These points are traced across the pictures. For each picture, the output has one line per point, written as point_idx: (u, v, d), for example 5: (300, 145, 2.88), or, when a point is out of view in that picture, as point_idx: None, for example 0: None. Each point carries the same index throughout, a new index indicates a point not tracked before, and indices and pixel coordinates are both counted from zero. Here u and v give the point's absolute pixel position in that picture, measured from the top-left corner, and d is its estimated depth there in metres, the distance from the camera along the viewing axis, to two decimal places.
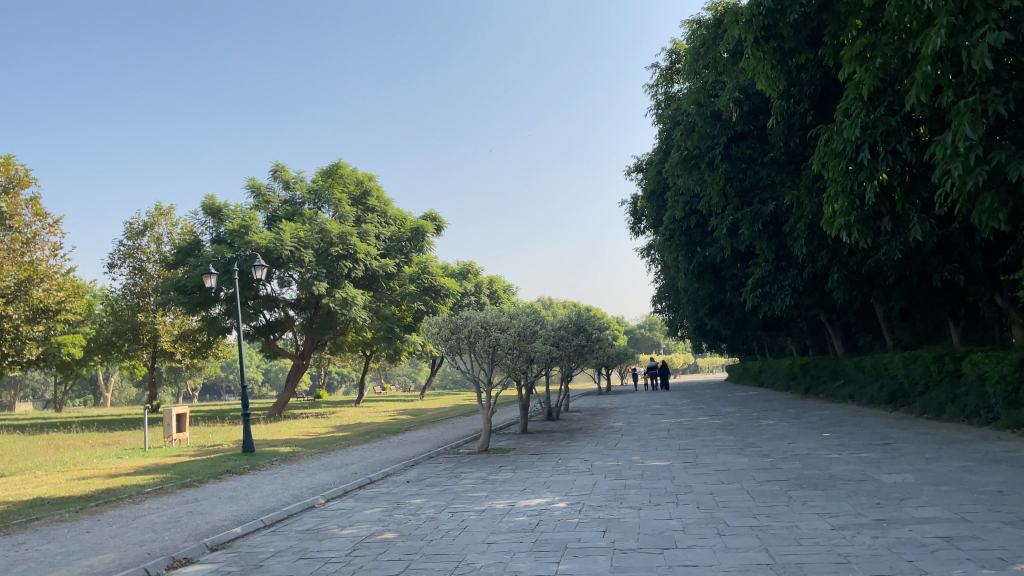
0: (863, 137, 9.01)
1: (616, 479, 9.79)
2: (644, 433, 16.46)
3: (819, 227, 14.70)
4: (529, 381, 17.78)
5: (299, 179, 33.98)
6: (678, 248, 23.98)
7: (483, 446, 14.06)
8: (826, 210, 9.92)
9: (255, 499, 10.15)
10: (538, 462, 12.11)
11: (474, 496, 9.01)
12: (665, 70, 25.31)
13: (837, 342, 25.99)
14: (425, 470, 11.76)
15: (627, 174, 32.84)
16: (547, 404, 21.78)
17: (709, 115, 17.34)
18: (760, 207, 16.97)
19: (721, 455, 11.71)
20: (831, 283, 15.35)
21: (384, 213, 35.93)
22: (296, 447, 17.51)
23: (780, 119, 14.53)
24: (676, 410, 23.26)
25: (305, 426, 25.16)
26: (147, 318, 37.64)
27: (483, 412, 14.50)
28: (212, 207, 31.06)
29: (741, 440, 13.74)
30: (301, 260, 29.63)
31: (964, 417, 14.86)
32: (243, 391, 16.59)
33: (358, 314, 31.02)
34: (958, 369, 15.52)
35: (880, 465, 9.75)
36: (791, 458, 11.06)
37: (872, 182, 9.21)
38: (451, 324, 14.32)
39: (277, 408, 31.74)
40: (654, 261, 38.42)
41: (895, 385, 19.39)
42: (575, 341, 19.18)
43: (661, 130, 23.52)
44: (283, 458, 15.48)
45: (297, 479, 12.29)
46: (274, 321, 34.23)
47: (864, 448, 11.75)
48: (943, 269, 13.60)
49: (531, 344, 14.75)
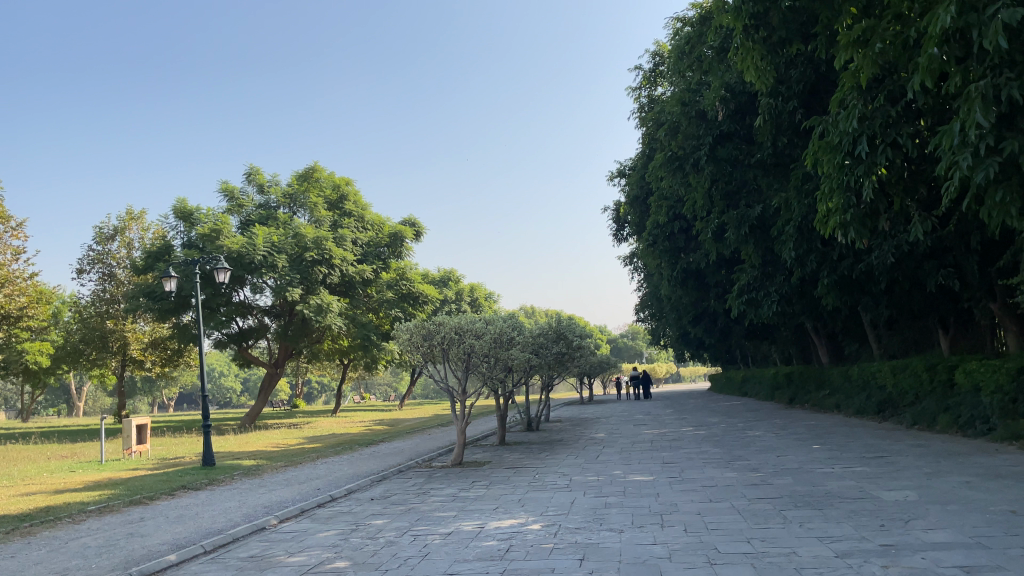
0: (861, 129, 8.39)
1: (596, 496, 9.08)
2: (626, 445, 15.75)
3: (808, 230, 14.12)
4: (507, 391, 17.02)
5: (274, 183, 33.06)
6: (661, 254, 23.30)
7: (456, 459, 13.26)
8: (821, 207, 9.28)
9: (205, 520, 9.33)
10: (513, 476, 11.37)
11: (440, 517, 8.27)
12: (648, 73, 24.74)
13: (823, 351, 25.50)
14: (392, 485, 10.98)
15: (610, 180, 32.29)
16: (526, 414, 21.00)
17: (693, 115, 16.71)
18: (746, 210, 16.39)
19: (707, 469, 11.03)
20: (820, 288, 14.75)
21: (362, 218, 35.08)
22: (261, 460, 16.68)
23: (767, 118, 13.94)
24: (659, 420, 22.62)
25: (276, 436, 24.29)
26: (116, 325, 36.51)
27: (456, 423, 13.71)
28: (183, 212, 30.10)
29: (728, 453, 13.06)
30: (275, 266, 28.69)
31: (957, 428, 14.28)
32: (205, 401, 15.70)
33: (334, 322, 30.12)
34: (951, 378, 14.98)
35: (879, 481, 9.11)
36: (783, 473, 10.39)
37: (870, 176, 8.60)
38: (423, 329, 13.53)
39: (250, 418, 30.71)
40: (637, 269, 37.97)
41: (883, 395, 18.85)
42: (555, 348, 18.46)
43: (644, 133, 22.94)
44: (244, 472, 14.62)
45: (255, 495, 11.46)
46: (248, 328, 33.19)
47: (859, 462, 11.12)
48: (938, 274, 13.09)
49: (507, 351, 14.07)
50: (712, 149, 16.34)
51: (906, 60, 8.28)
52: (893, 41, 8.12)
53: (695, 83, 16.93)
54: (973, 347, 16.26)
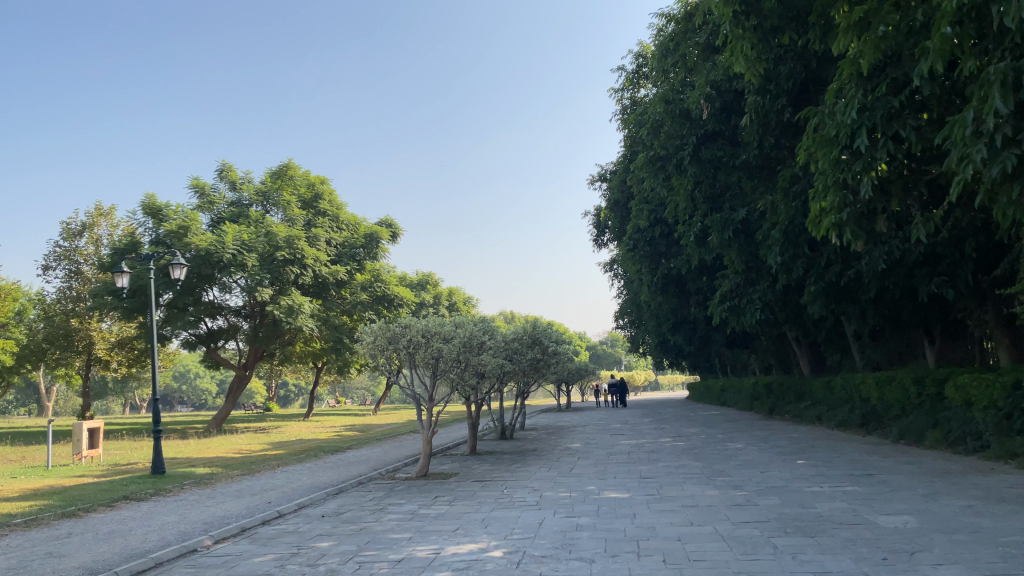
0: (861, 120, 7.73)
1: (567, 517, 8.30)
2: (602, 457, 14.99)
3: (796, 234, 13.49)
4: (478, 398, 16.21)
5: (246, 179, 32.14)
6: (642, 259, 22.63)
7: (422, 470, 12.45)
8: (814, 206, 8.64)
9: (136, 538, 8.44)
10: (480, 491, 10.56)
11: (394, 539, 7.45)
12: (631, 73, 24.09)
13: (805, 361, 24.99)
14: (348, 500, 10.15)
15: (592, 183, 31.67)
16: (500, 422, 20.22)
17: (677, 113, 15.97)
18: (730, 213, 15.74)
19: (687, 486, 10.30)
20: (807, 296, 14.11)
21: (336, 217, 34.10)
22: (217, 467, 15.75)
23: (755, 116, 13.31)
24: (636, 431, 21.90)
25: (240, 442, 23.33)
26: (81, 323, 35.29)
27: (422, 432, 12.84)
28: (151, 207, 28.93)
29: (710, 468, 12.34)
30: (244, 264, 27.72)
31: (947, 445, 13.67)
32: (156, 403, 14.77)
33: (305, 323, 29.17)
34: (940, 392, 14.41)
35: (873, 504, 8.42)
36: (768, 491, 9.68)
37: (869, 171, 7.92)
38: (389, 332, 12.75)
39: (217, 422, 29.64)
40: (617, 276, 37.42)
41: (867, 408, 18.32)
42: (530, 354, 17.72)
43: (626, 134, 22.25)
44: (196, 481, 13.70)
45: (199, 508, 10.57)
46: (217, 329, 32.11)
47: (849, 480, 10.43)
48: (931, 283, 12.49)
49: (477, 357, 13.32)
50: (696, 149, 15.60)
51: (911, 45, 7.60)
52: (896, 25, 7.43)
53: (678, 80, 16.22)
54: (961, 360, 15.74)
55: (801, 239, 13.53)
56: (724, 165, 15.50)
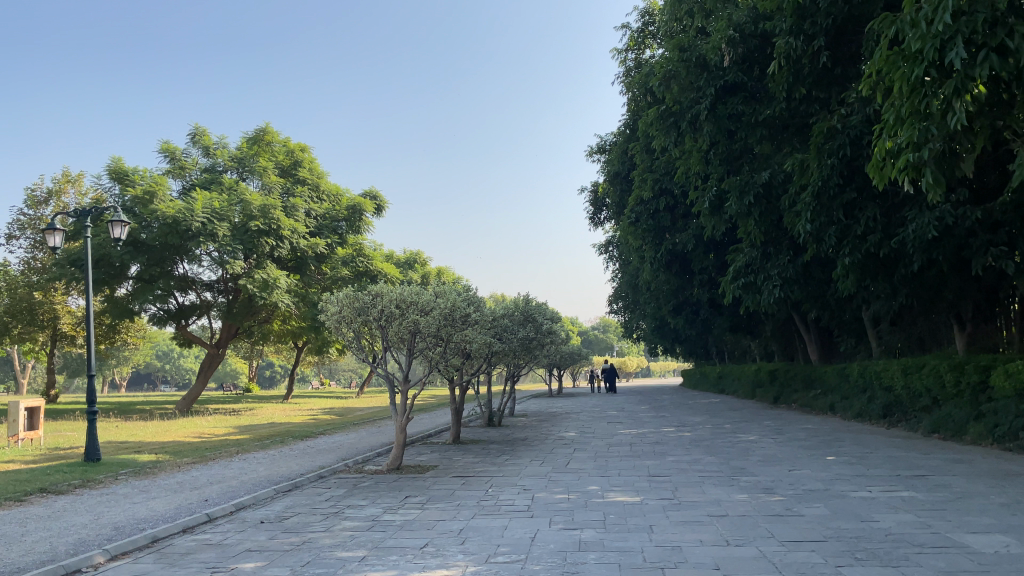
0: (954, 27, 6.00)
1: (567, 531, 6.56)
2: (602, 448, 13.28)
3: (827, 198, 11.77)
4: (461, 380, 14.44)
5: (221, 145, 30.20)
6: (644, 234, 20.86)
7: (393, 462, 10.70)
8: (884, 145, 6.90)
9: (16, 550, 6.64)
10: (459, 490, 8.80)
11: (342, 560, 5.69)
12: (635, 33, 22.21)
13: (813, 346, 23.39)
14: (298, 499, 8.39)
15: (589, 156, 29.85)
16: (488, 407, 18.43)
17: (693, 62, 14.03)
18: (750, 176, 13.97)
19: (707, 488, 8.60)
20: (838, 270, 12.34)
21: (317, 187, 32.03)
22: (165, 454, 13.95)
23: (785, 62, 11.65)
24: (635, 419, 20.19)
25: (206, 425, 21.54)
26: (46, 296, 33.26)
27: (396, 420, 11.04)
28: (118, 171, 26.67)
29: (727, 465, 10.65)
30: (215, 234, 25.80)
31: (994, 441, 12.00)
32: (91, 381, 12.96)
33: (280, 299, 27.21)
34: (983, 381, 12.73)
35: (952, 519, 6.69)
36: (808, 497, 7.98)
37: (964, 95, 6.18)
38: (357, 302, 10.95)
39: (186, 402, 27.75)
40: (612, 257, 35.76)
41: (890, 397, 16.72)
42: (521, 333, 15.95)
43: (631, 97, 20.41)
44: (134, 471, 11.91)
45: (121, 507, 8.80)
46: (189, 305, 30.15)
47: (900, 484, 8.72)
48: (987, 256, 10.85)
49: (460, 332, 11.54)
50: (714, 103, 13.77)
51: None
52: None
53: (691, 27, 14.41)
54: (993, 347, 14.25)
55: (835, 204, 11.86)
56: (744, 123, 13.70)
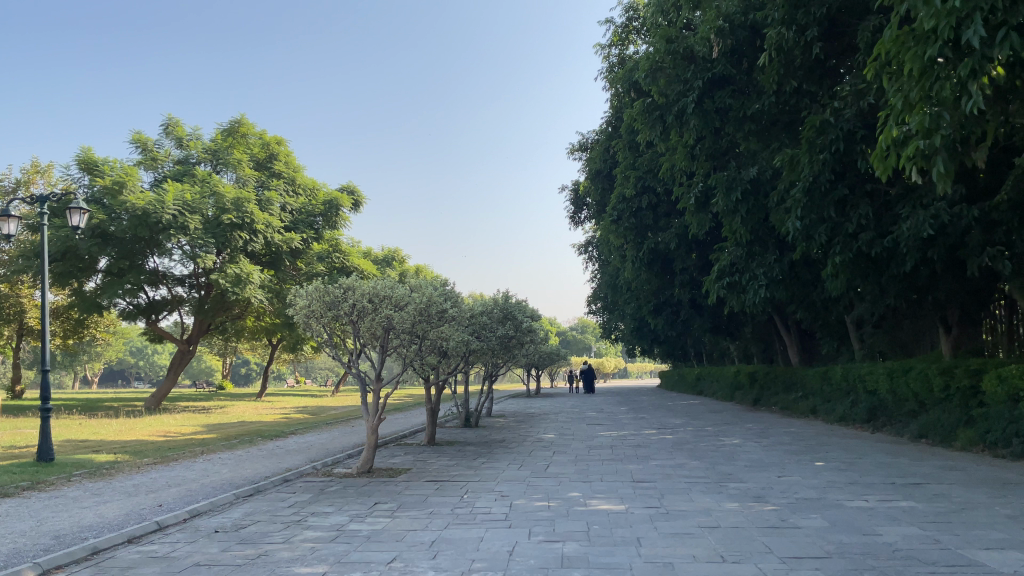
0: (974, 1, 5.58)
1: (549, 544, 6.03)
2: (582, 451, 12.80)
3: (819, 194, 11.34)
4: (437, 380, 13.88)
5: (194, 136, 29.39)
6: (626, 232, 20.39)
7: (364, 466, 10.14)
8: (891, 130, 6.50)
9: None
10: (433, 497, 8.26)
11: None
12: (620, 28, 21.76)
13: (794, 349, 23.09)
14: (259, 506, 7.79)
15: (571, 154, 29.38)
16: (465, 408, 17.87)
17: (680, 54, 13.55)
18: (737, 171, 13.54)
19: (695, 496, 8.13)
20: (828, 269, 11.92)
21: (292, 181, 31.30)
22: (125, 454, 13.26)
23: (777, 53, 11.21)
24: (616, 421, 19.72)
25: (172, 423, 20.78)
26: (11, 290, 32.18)
27: (368, 420, 10.45)
28: (87, 161, 25.73)
29: (714, 471, 10.20)
30: (186, 226, 24.98)
31: (986, 447, 11.65)
32: (46, 377, 12.25)
33: (253, 295, 26.47)
34: (973, 385, 12.40)
35: (959, 533, 6.26)
36: (803, 507, 7.53)
37: (980, 76, 5.79)
38: (327, 296, 10.36)
39: (155, 400, 26.87)
40: (592, 257, 35.36)
41: (874, 401, 16.40)
42: (500, 331, 15.42)
43: (614, 91, 19.93)
44: (89, 471, 11.23)
45: (67, 512, 8.16)
46: (159, 300, 29.29)
47: (896, 493, 8.31)
48: (984, 256, 10.48)
49: (436, 329, 11.03)
50: (701, 96, 13.28)
51: None
52: None
53: (678, 19, 13.96)
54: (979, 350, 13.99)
55: (827, 201, 11.44)
56: (731, 118, 13.27)
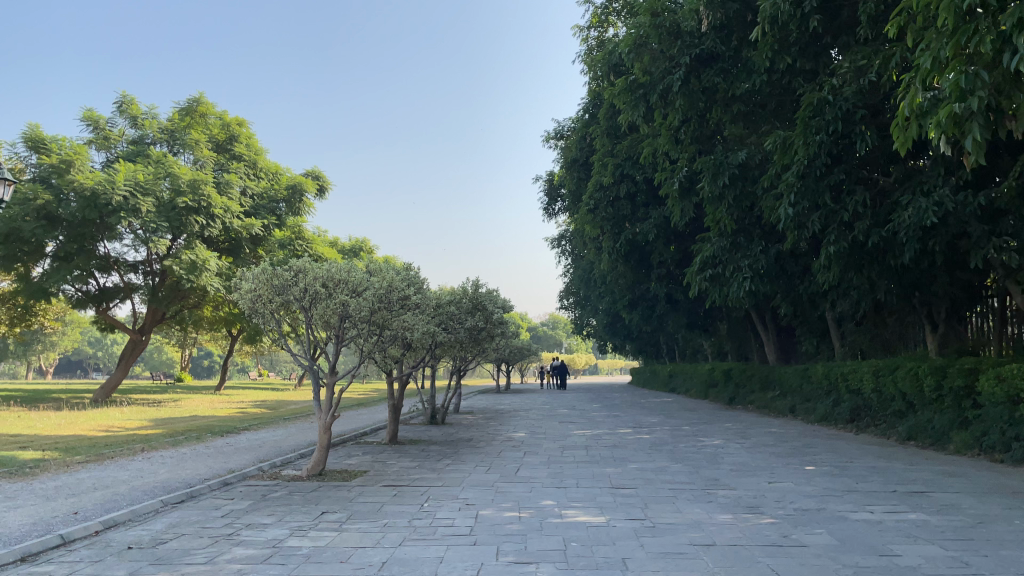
0: None
1: (521, 567, 5.09)
2: (555, 452, 11.96)
3: (814, 178, 10.54)
4: (400, 374, 12.91)
5: (150, 115, 28.00)
6: (602, 222, 19.54)
7: (314, 468, 9.15)
8: (918, 93, 5.69)
9: None
10: (389, 505, 7.31)
11: None
12: (598, 9, 20.92)
13: (771, 346, 22.47)
14: (188, 516, 6.77)
15: (546, 143, 28.51)
16: (430, 403, 16.92)
17: (667, 29, 12.68)
18: (724, 155, 12.70)
19: (683, 506, 7.28)
20: (820, 259, 11.16)
21: (254, 164, 29.98)
22: (57, 451, 12.09)
23: (772, 25, 10.40)
24: (588, 419, 18.87)
25: (118, 417, 19.53)
26: None
27: (320, 418, 9.47)
28: (33, 138, 24.17)
29: (698, 475, 9.36)
30: (138, 210, 23.55)
31: (983, 450, 10.96)
32: None
33: (209, 282, 25.21)
34: (967, 385, 11.71)
35: (990, 555, 5.45)
36: (804, 519, 6.71)
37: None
38: (275, 280, 9.38)
39: (104, 392, 25.46)
40: (565, 251, 34.54)
41: (857, 401, 15.74)
42: (469, 322, 14.49)
43: (593, 74, 19.10)
44: (8, 471, 10.09)
45: None
46: (111, 287, 27.86)
47: (902, 503, 7.53)
48: (988, 245, 9.78)
49: (398, 318, 10.05)
50: (687, 75, 12.41)
51: None
52: None
53: None
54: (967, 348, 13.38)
55: (822, 186, 10.67)
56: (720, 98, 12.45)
